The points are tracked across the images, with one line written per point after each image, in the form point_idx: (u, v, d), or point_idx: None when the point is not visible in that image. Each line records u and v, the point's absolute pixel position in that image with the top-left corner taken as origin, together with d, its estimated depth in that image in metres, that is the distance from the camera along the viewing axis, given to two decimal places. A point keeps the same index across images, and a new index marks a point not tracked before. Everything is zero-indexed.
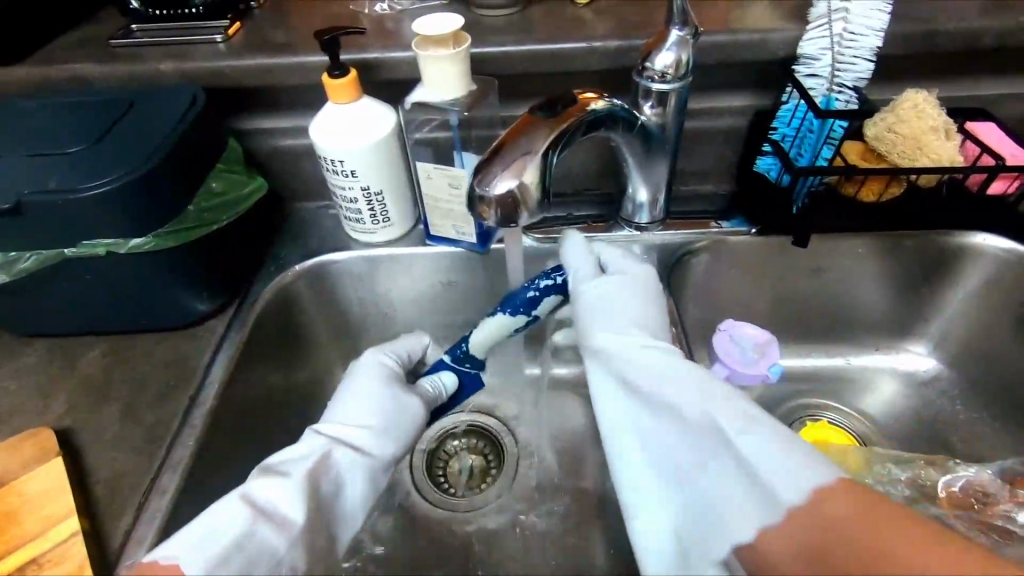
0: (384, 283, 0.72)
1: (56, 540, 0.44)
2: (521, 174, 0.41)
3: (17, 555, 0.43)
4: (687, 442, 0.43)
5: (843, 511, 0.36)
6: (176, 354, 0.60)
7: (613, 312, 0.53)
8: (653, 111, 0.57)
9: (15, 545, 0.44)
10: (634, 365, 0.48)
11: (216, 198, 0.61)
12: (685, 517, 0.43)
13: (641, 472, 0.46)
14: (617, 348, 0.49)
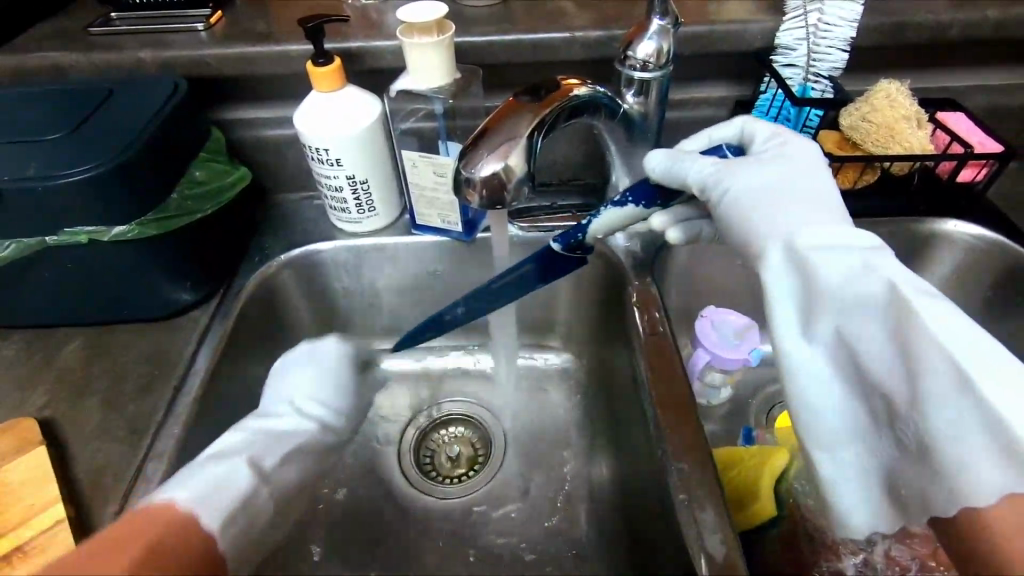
0: (369, 274, 0.72)
1: (40, 528, 0.44)
2: (507, 157, 0.42)
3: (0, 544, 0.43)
4: (912, 390, 0.36)
5: (1018, 523, 0.33)
6: (159, 344, 0.59)
7: (794, 193, 0.43)
8: (635, 100, 0.58)
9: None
10: (831, 285, 0.38)
11: (199, 187, 0.61)
12: (891, 452, 0.38)
13: (833, 406, 0.39)
14: (796, 259, 0.39)
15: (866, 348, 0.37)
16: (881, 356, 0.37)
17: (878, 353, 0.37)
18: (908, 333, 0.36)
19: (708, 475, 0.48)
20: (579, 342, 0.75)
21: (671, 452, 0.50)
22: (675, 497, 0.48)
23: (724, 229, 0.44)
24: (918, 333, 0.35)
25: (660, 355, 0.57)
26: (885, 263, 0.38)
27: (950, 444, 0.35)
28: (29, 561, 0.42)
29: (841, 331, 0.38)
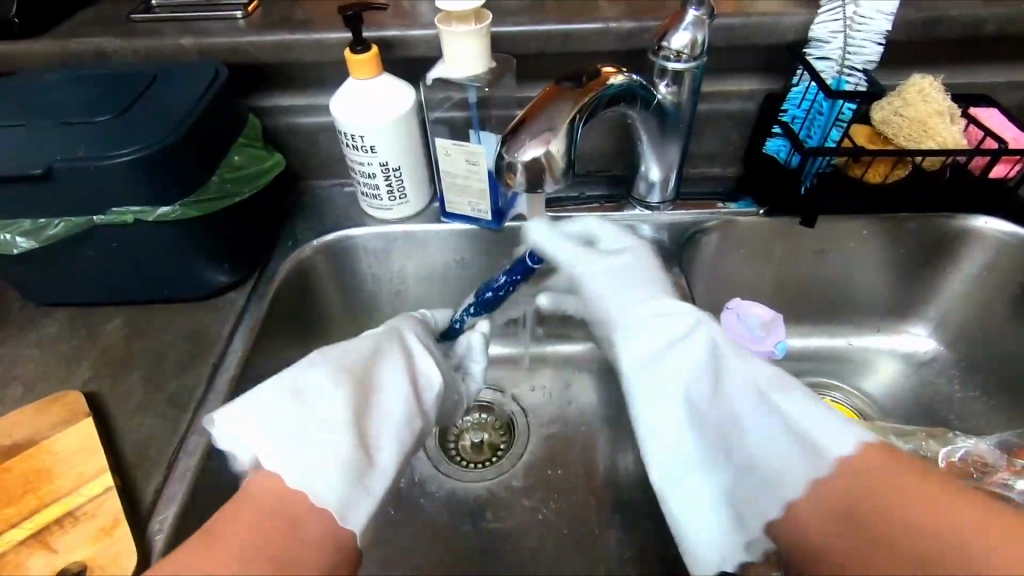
0: (398, 260, 0.73)
1: (91, 494, 0.45)
2: (548, 143, 0.43)
3: (54, 508, 0.44)
4: (729, 426, 0.48)
5: (874, 463, 0.43)
6: (198, 324, 0.61)
7: (638, 281, 0.58)
8: (668, 90, 0.59)
9: (51, 500, 0.45)
10: (656, 352, 0.52)
11: (238, 171, 0.62)
12: (731, 476, 0.48)
13: (698, 453, 0.49)
14: (643, 324, 0.54)
15: (731, 419, 0.49)
16: (760, 424, 0.48)
17: (734, 415, 0.49)
18: (718, 374, 0.50)
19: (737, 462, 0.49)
20: None
21: None
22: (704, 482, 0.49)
23: (588, 302, 0.60)
24: (788, 401, 0.46)
25: None
26: (685, 328, 0.52)
27: (769, 468, 0.47)
28: (79, 525, 0.44)
29: (715, 403, 0.49)
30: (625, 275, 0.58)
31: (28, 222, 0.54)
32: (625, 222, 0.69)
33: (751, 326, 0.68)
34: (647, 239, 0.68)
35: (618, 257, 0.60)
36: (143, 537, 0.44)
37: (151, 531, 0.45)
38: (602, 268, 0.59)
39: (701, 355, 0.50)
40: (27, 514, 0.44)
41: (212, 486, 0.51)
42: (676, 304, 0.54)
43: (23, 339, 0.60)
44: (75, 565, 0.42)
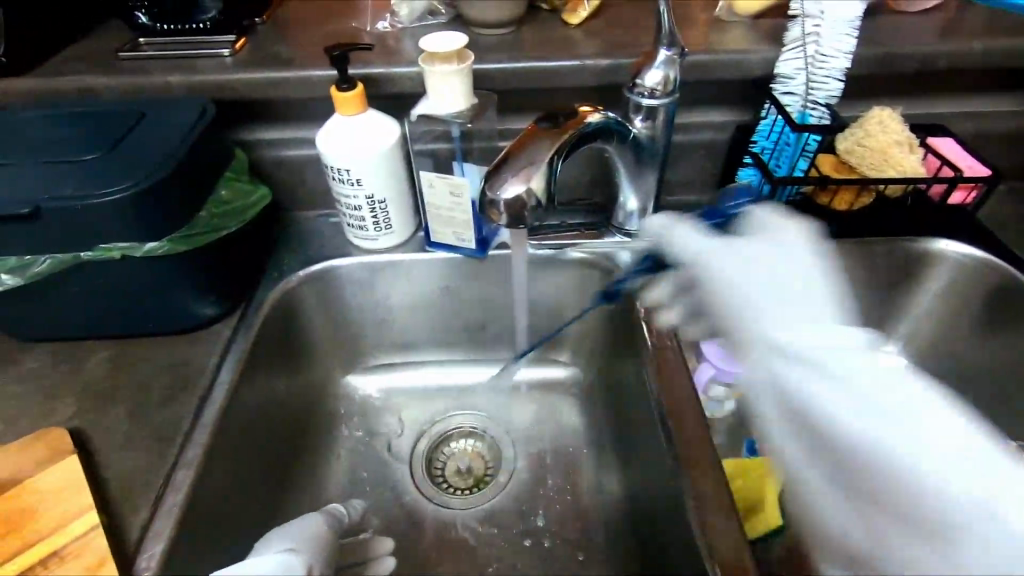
0: (383, 290, 0.74)
1: (75, 534, 0.45)
2: (528, 180, 0.45)
3: (36, 550, 0.44)
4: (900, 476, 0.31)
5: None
6: (184, 357, 0.61)
7: (786, 258, 0.44)
8: (644, 124, 0.61)
9: (34, 540, 0.45)
10: (808, 349, 0.37)
11: (225, 205, 0.63)
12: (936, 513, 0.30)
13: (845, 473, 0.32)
14: (800, 320, 0.40)
15: (899, 422, 0.32)
16: (945, 448, 0.31)
17: (907, 429, 0.32)
18: (850, 365, 0.35)
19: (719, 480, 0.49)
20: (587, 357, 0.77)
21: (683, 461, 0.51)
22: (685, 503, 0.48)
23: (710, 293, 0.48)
24: (939, 412, 0.33)
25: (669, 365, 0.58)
26: (852, 344, 0.37)
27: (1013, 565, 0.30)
28: (65, 565, 0.44)
29: (875, 381, 0.34)
30: (774, 289, 0.42)
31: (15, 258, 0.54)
32: (604, 250, 0.71)
33: (727, 348, 0.70)
34: (627, 266, 0.70)
35: (764, 245, 0.46)
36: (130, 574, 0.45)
37: (137, 568, 0.45)
38: (746, 257, 0.46)
39: (858, 341, 0.38)
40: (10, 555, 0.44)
41: (198, 521, 0.51)
42: (844, 332, 0.38)
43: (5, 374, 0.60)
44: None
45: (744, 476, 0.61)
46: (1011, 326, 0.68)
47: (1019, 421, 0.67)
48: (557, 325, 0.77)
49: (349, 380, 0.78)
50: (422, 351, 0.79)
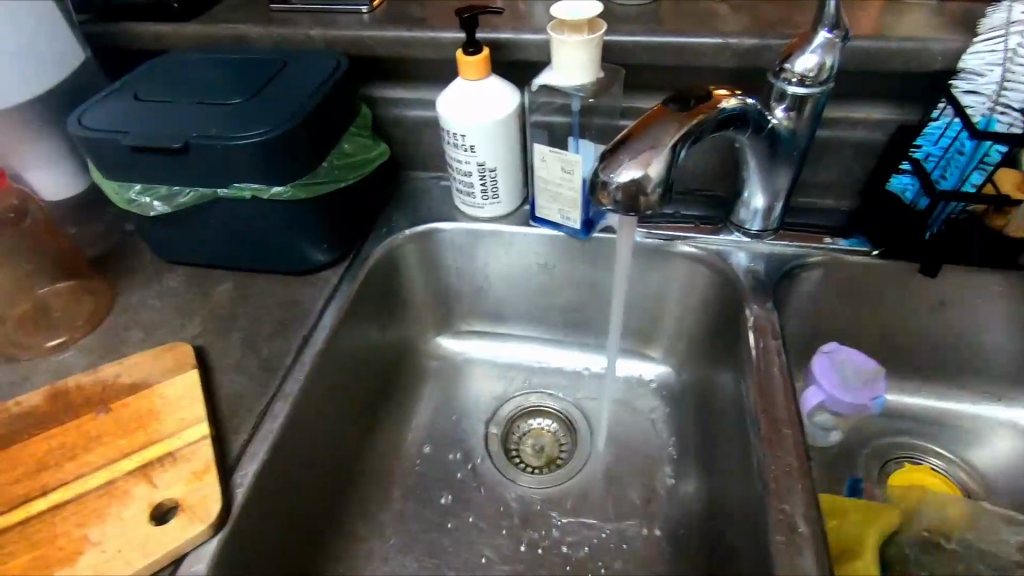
0: (483, 258, 0.74)
1: (189, 440, 0.50)
2: (647, 165, 0.41)
3: (157, 447, 0.49)
4: None
5: None
6: (295, 297, 0.65)
7: None
8: (785, 115, 0.55)
9: (157, 438, 0.50)
10: None
11: (346, 158, 0.66)
12: None
13: None
14: None
15: None
16: None
17: None
18: None
19: (815, 520, 0.44)
20: (681, 358, 0.73)
21: (774, 490, 0.46)
22: (772, 537, 0.44)
23: None
24: None
25: (770, 380, 0.53)
26: None
27: None
28: (178, 465, 0.48)
29: None
30: None
31: (166, 188, 0.60)
32: (720, 247, 0.66)
33: (846, 374, 0.63)
34: (741, 267, 0.65)
35: None
36: (229, 485, 0.49)
37: (233, 483, 0.49)
38: None
39: None
40: (137, 448, 0.49)
41: (289, 451, 0.54)
42: None
43: (148, 290, 0.67)
44: (170, 502, 0.46)
45: (846, 516, 0.55)
46: None
47: None
48: (656, 319, 0.73)
49: (439, 341, 0.80)
50: (513, 324, 0.79)
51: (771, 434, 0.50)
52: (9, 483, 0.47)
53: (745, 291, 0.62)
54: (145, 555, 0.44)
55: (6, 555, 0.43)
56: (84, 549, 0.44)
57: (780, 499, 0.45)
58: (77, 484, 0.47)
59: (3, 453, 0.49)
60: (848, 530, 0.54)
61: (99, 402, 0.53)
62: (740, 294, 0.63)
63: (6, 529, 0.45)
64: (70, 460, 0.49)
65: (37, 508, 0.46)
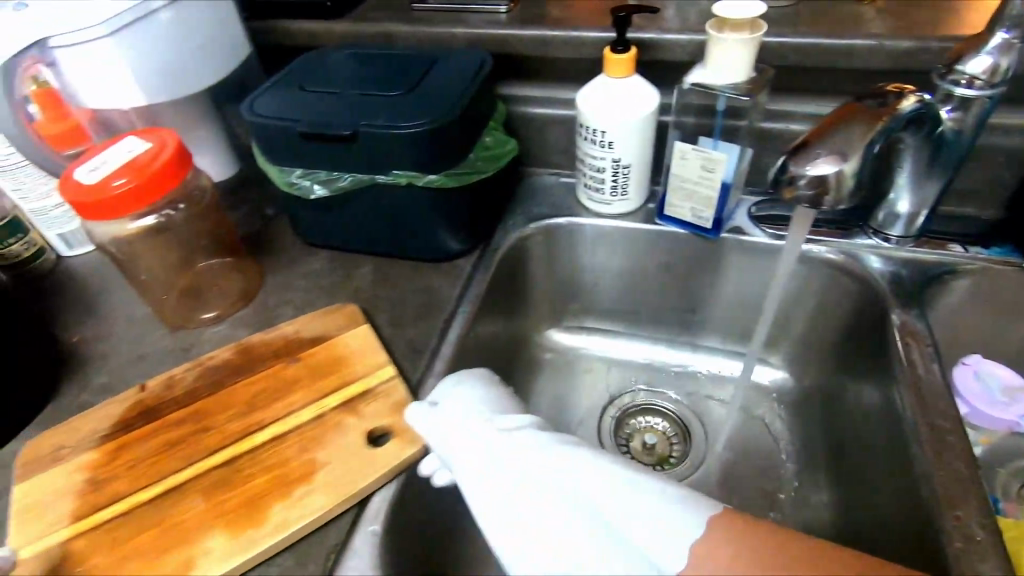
0: (604, 255, 0.76)
1: (383, 379, 0.57)
2: (841, 162, 0.42)
3: (354, 387, 0.56)
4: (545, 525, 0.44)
5: None
6: (432, 282, 0.68)
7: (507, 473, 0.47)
8: (950, 116, 0.54)
9: (351, 379, 0.57)
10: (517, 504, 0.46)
11: (487, 151, 0.68)
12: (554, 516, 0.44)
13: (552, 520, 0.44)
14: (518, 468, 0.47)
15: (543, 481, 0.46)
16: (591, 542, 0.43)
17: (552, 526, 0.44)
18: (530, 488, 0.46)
19: (994, 529, 0.43)
20: (803, 365, 0.72)
21: (945, 497, 0.45)
22: (947, 543, 0.43)
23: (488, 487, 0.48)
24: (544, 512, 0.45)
25: (926, 387, 0.52)
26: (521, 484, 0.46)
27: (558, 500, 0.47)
28: (379, 400, 0.55)
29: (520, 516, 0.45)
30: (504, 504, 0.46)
31: (326, 173, 0.64)
32: (853, 248, 0.65)
33: (990, 388, 0.61)
34: (879, 272, 0.63)
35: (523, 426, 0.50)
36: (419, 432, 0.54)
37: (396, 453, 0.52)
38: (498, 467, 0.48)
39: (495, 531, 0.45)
40: (335, 388, 0.56)
41: None
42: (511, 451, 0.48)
43: (293, 271, 0.71)
44: (380, 429, 0.54)
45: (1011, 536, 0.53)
46: None
47: None
48: (778, 323, 0.72)
49: (551, 334, 0.81)
50: (625, 321, 0.80)
51: (936, 441, 0.49)
52: (226, 423, 0.55)
53: (887, 298, 0.61)
54: (373, 470, 0.51)
55: (245, 479, 0.51)
56: (315, 468, 0.51)
57: (953, 506, 0.45)
58: (292, 418, 0.54)
59: (215, 398, 0.57)
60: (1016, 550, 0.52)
61: (286, 355, 0.59)
62: (881, 301, 0.61)
63: (239, 458, 0.52)
64: (277, 402, 0.56)
65: (259, 440, 0.53)
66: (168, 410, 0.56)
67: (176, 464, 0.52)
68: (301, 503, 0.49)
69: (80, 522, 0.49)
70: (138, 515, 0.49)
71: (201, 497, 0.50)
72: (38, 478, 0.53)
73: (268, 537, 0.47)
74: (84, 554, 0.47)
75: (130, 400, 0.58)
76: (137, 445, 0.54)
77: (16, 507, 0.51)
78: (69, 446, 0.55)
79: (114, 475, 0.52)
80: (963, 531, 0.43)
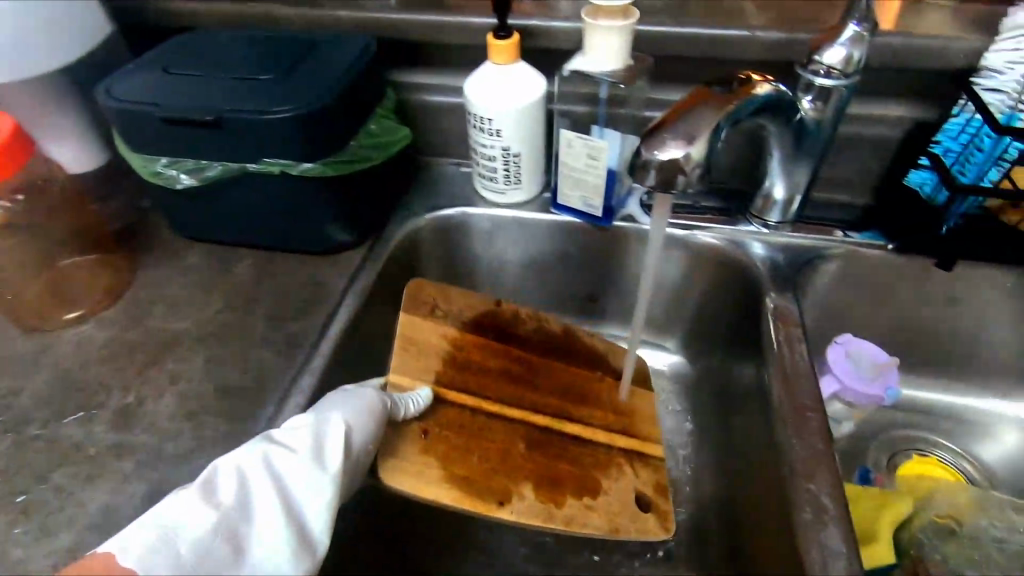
0: (503, 246, 0.75)
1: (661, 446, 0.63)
2: (689, 146, 0.43)
3: (640, 441, 0.63)
4: None
5: None
6: (318, 275, 0.65)
7: None
8: (812, 105, 0.56)
9: (639, 432, 0.63)
10: None
11: (372, 138, 0.66)
12: None
13: None
14: None
15: None
16: None
17: None
18: None
19: (841, 498, 0.45)
20: (695, 349, 0.74)
21: (801, 471, 0.47)
22: (798, 514, 0.45)
23: None
24: None
25: (792, 365, 0.55)
26: None
27: None
28: (647, 469, 0.61)
29: None
30: None
31: (193, 162, 0.59)
32: (736, 235, 0.67)
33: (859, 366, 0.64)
34: (760, 257, 0.66)
35: None
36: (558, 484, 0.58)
37: None
38: None
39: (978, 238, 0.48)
40: (630, 432, 0.63)
41: None
42: None
43: (170, 266, 0.67)
44: (646, 496, 0.59)
45: (863, 503, 0.57)
46: None
47: None
48: (670, 309, 0.74)
49: None
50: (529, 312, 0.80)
51: (797, 416, 0.50)
52: (547, 393, 0.63)
53: (763, 284, 0.63)
54: (637, 525, 0.57)
55: (555, 456, 0.59)
56: (601, 492, 0.58)
57: (807, 478, 0.46)
58: (611, 433, 0.62)
59: (545, 364, 0.66)
60: (863, 518, 0.56)
61: (605, 370, 0.68)
62: (759, 285, 0.64)
63: (553, 433, 0.60)
64: (587, 408, 0.63)
65: (570, 445, 0.60)
66: (512, 343, 0.66)
67: (542, 422, 0.61)
68: (586, 511, 0.57)
69: (439, 390, 0.60)
70: (471, 420, 0.59)
71: (522, 444, 0.59)
72: (412, 320, 0.64)
73: (557, 526, 0.55)
74: (436, 422, 0.58)
75: (482, 306, 0.68)
76: (484, 357, 0.64)
77: (399, 338, 0.62)
78: (442, 311, 0.66)
79: (469, 368, 0.62)
80: (812, 503, 0.45)
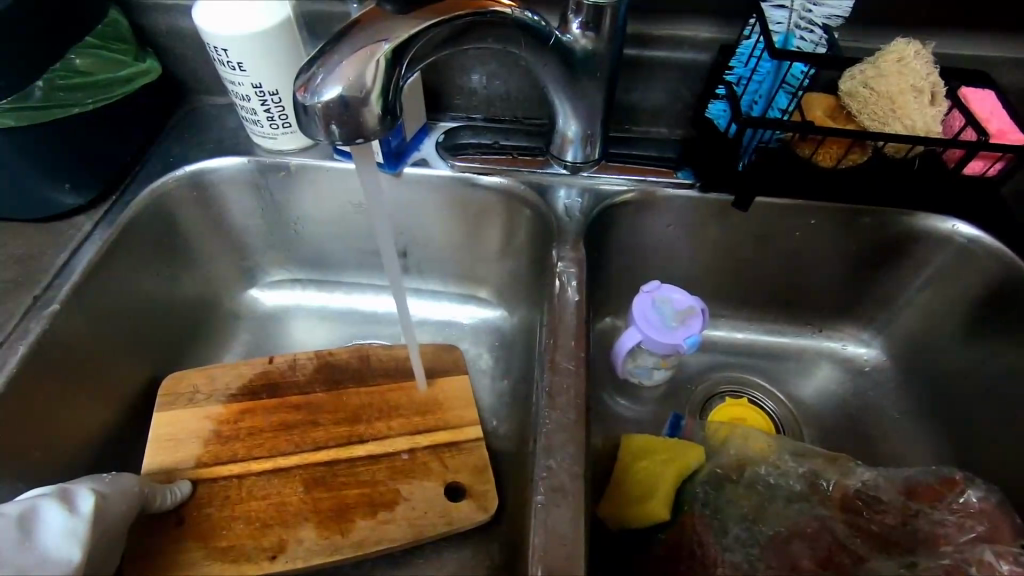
0: (286, 199, 0.65)
1: (473, 436, 0.58)
2: (349, 82, 0.38)
3: (447, 433, 0.58)
4: None
5: None
6: (35, 248, 0.55)
7: None
8: (583, 32, 0.48)
9: (447, 424, 0.58)
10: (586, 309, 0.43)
11: (80, 78, 0.54)
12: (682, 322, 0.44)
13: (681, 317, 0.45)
14: None
15: None
16: None
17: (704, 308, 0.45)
18: None
19: (577, 474, 0.42)
20: (511, 301, 0.68)
21: (543, 446, 0.43)
22: (532, 498, 0.41)
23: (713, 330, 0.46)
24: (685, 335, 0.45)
25: (562, 326, 0.50)
26: None
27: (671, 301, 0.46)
28: (463, 455, 0.57)
29: None
30: None
31: None
32: (540, 182, 0.61)
33: (662, 313, 0.59)
34: (560, 203, 0.60)
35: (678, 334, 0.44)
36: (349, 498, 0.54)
37: None
38: None
39: None
40: (434, 427, 0.58)
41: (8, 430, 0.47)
42: None
43: None
44: (460, 484, 0.55)
45: (652, 457, 0.54)
46: (1006, 331, 0.56)
47: (989, 446, 0.56)
48: (484, 260, 0.68)
49: (251, 292, 0.71)
50: (340, 271, 0.71)
51: (554, 384, 0.46)
52: (333, 423, 0.58)
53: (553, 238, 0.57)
54: (447, 520, 0.53)
55: (343, 485, 0.54)
56: (399, 499, 0.54)
57: (547, 455, 0.43)
58: (402, 441, 0.57)
59: (329, 397, 0.59)
60: (647, 471, 0.53)
61: (407, 374, 0.61)
62: (554, 234, 0.58)
63: (339, 462, 0.55)
64: (378, 420, 0.58)
65: (362, 464, 0.55)
66: (290, 392, 0.59)
67: (329, 454, 0.56)
68: (383, 527, 0.52)
69: (203, 469, 0.54)
70: (241, 486, 0.54)
71: (302, 487, 0.54)
72: (175, 414, 0.58)
73: (346, 554, 0.51)
74: (203, 503, 0.53)
75: (255, 369, 0.61)
76: (258, 415, 0.58)
77: (156, 433, 0.56)
78: (204, 392, 0.59)
79: (237, 435, 0.56)
80: (543, 483, 0.42)
